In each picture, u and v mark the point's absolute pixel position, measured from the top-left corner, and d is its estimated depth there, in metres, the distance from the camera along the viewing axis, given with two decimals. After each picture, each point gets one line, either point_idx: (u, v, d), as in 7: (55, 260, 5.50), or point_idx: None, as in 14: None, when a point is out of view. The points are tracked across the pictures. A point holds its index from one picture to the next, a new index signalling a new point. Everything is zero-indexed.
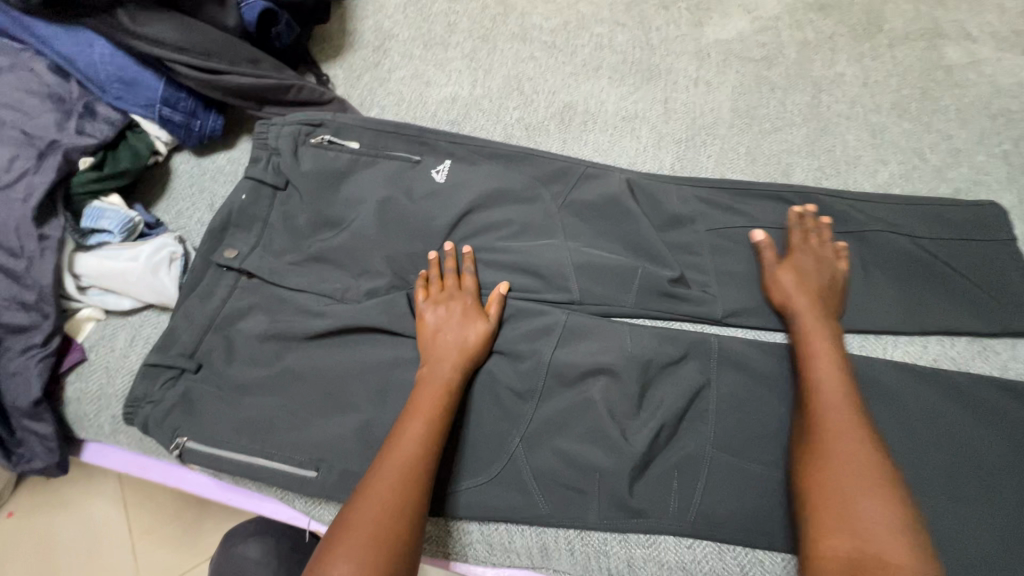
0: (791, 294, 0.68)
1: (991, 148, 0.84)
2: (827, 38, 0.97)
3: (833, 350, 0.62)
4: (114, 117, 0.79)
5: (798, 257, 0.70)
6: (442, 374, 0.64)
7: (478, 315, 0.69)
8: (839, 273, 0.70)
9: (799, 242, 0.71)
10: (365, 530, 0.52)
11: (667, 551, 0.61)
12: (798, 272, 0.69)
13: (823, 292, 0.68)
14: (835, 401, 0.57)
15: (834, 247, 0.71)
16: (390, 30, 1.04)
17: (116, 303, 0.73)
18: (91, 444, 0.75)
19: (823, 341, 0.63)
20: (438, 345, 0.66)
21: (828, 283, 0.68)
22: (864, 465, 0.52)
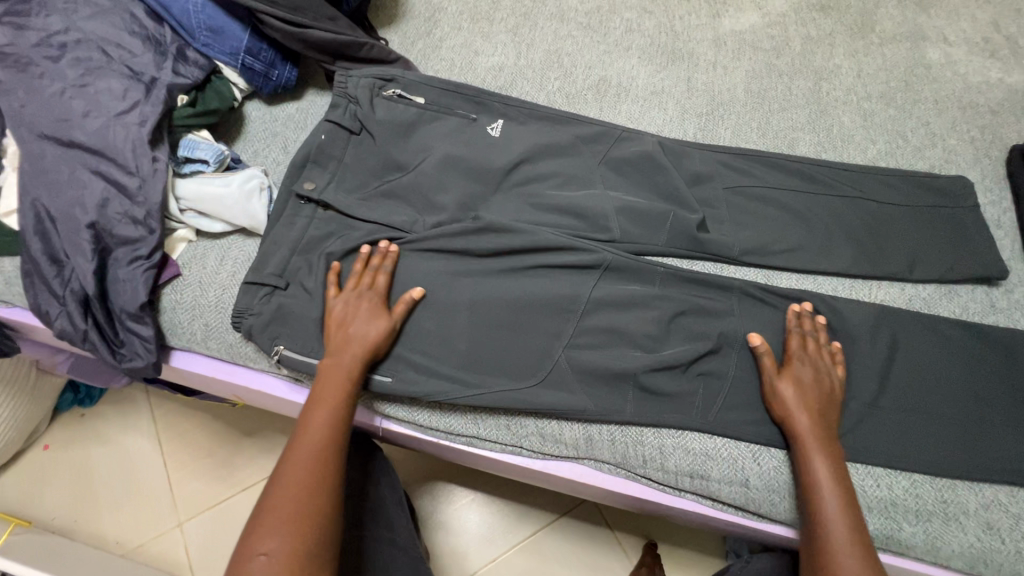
0: (792, 409, 0.69)
1: (962, 134, 0.98)
2: (828, 35, 1.11)
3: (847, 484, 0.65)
4: (202, 62, 0.87)
5: (795, 366, 0.72)
6: (342, 365, 0.71)
7: (384, 312, 0.75)
8: (835, 380, 0.72)
9: (795, 349, 0.73)
10: (280, 517, 0.61)
11: (692, 440, 0.73)
12: (797, 383, 0.71)
13: (833, 405, 0.71)
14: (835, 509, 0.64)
15: (830, 350, 0.74)
16: (438, 3, 1.14)
17: (208, 226, 0.82)
18: (179, 352, 0.83)
19: (830, 472, 0.65)
20: (344, 335, 0.72)
21: (828, 397, 0.71)
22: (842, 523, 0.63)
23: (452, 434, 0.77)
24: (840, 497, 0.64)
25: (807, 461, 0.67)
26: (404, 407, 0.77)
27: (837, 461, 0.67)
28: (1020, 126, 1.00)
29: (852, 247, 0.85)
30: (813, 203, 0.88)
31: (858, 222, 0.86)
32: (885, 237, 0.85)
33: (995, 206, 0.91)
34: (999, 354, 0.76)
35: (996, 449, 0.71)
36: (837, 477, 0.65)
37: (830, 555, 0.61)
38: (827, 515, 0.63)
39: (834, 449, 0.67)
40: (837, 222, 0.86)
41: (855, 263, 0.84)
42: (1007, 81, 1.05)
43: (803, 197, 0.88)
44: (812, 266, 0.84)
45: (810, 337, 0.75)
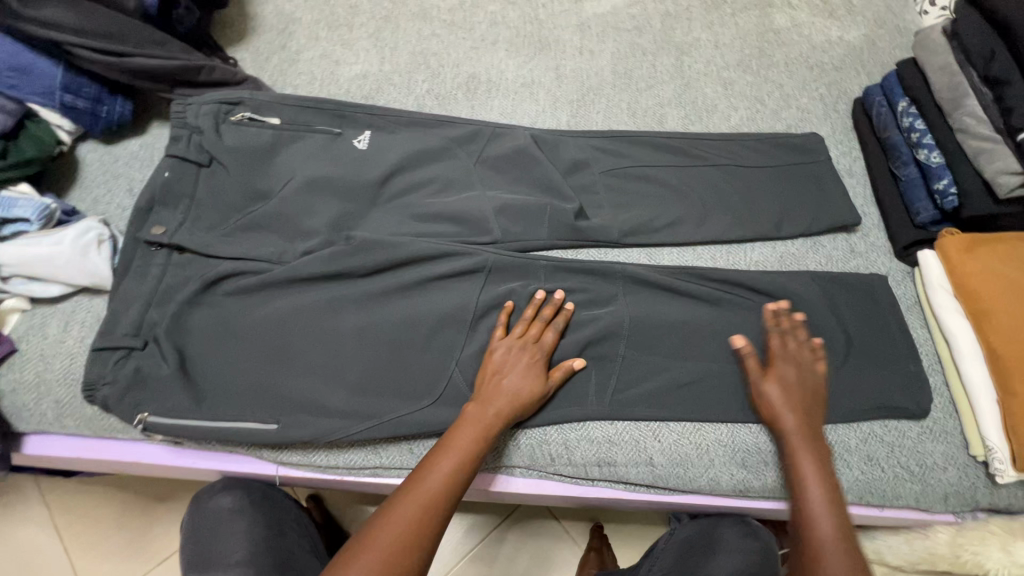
0: (778, 407, 0.69)
1: (812, 92, 1.05)
2: (684, 10, 1.14)
3: (830, 480, 0.64)
4: (9, 107, 0.75)
5: (778, 364, 0.72)
6: (488, 415, 0.67)
7: (543, 371, 0.71)
8: (818, 376, 0.72)
9: (777, 349, 0.73)
10: None
11: (594, 429, 0.73)
12: (782, 380, 0.70)
13: (811, 401, 0.70)
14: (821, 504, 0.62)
15: (811, 347, 0.74)
16: (291, 14, 1.08)
17: (42, 291, 0.73)
18: (32, 436, 0.74)
19: (816, 468, 0.64)
20: (496, 386, 0.69)
21: (811, 396, 0.70)
22: (828, 518, 0.61)
23: (356, 469, 0.73)
24: (826, 494, 0.63)
25: (791, 456, 0.66)
26: (302, 452, 0.71)
27: (822, 458, 0.66)
28: (861, 79, 1.07)
29: (726, 215, 0.88)
30: (686, 177, 0.90)
31: (727, 189, 0.89)
32: (753, 200, 0.89)
33: (846, 157, 0.97)
34: (860, 297, 0.82)
35: (869, 386, 0.76)
36: (821, 476, 0.64)
37: (815, 561, 0.58)
38: (810, 506, 0.62)
39: (818, 445, 0.67)
40: (709, 192, 0.89)
41: (730, 229, 0.87)
42: (846, 38, 1.12)
43: (676, 172, 0.90)
44: (690, 238, 0.86)
45: (790, 337, 0.74)
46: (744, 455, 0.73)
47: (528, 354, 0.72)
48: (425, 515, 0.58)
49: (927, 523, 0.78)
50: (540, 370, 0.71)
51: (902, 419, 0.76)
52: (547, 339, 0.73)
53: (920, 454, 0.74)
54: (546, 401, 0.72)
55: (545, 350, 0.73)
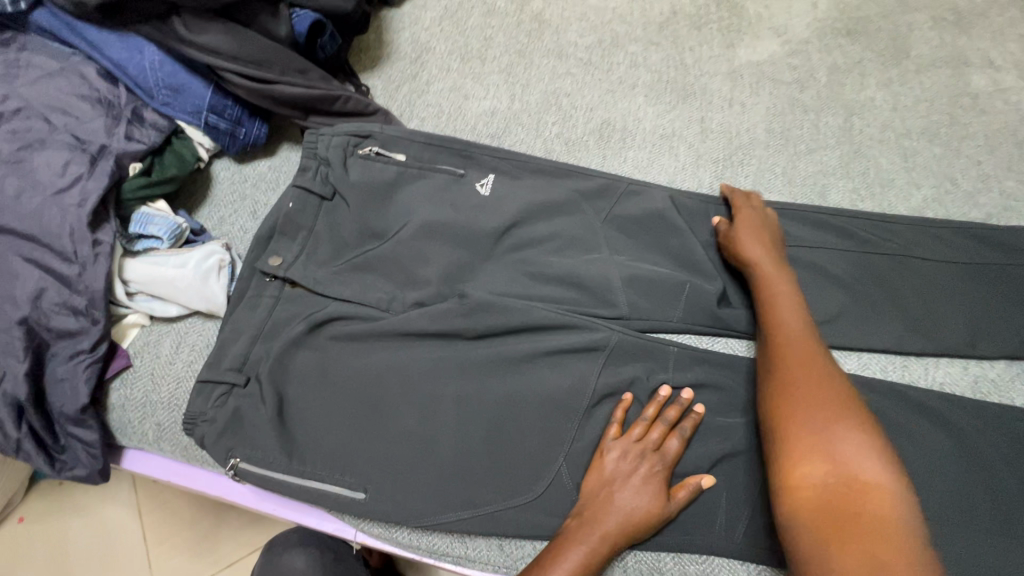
0: (745, 243, 0.71)
1: (1020, 174, 0.86)
2: (857, 63, 1.00)
3: (797, 306, 0.64)
4: (161, 123, 0.79)
5: (744, 212, 0.74)
6: (591, 544, 0.57)
7: (662, 490, 0.60)
8: (770, 221, 0.74)
9: (741, 201, 0.76)
10: None
11: (719, 568, 0.62)
12: (747, 225, 0.72)
13: (771, 240, 0.72)
14: (792, 325, 0.62)
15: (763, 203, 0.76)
16: (426, 43, 1.06)
17: (162, 310, 0.73)
18: (131, 451, 0.74)
19: (782, 292, 0.65)
20: (604, 502, 0.60)
21: (772, 233, 0.73)
22: (801, 336, 0.61)
23: (438, 554, 0.65)
24: (795, 313, 0.63)
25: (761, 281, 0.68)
26: (382, 526, 0.65)
27: (788, 282, 0.67)
28: None
29: (904, 318, 0.73)
30: (855, 267, 0.75)
31: (909, 288, 0.73)
32: (940, 306, 0.73)
33: None
34: None
35: None
36: (787, 294, 0.65)
37: (786, 360, 0.59)
38: (779, 322, 0.63)
39: (782, 272, 0.68)
40: (883, 288, 0.74)
41: (905, 339, 0.72)
42: None
43: (843, 260, 0.75)
44: (857, 343, 0.72)
45: (749, 193, 0.78)
46: None
47: (646, 465, 0.61)
48: None
49: None
50: (662, 488, 0.60)
51: None
52: (671, 449, 0.62)
53: None
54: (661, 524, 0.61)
55: (668, 463, 0.62)
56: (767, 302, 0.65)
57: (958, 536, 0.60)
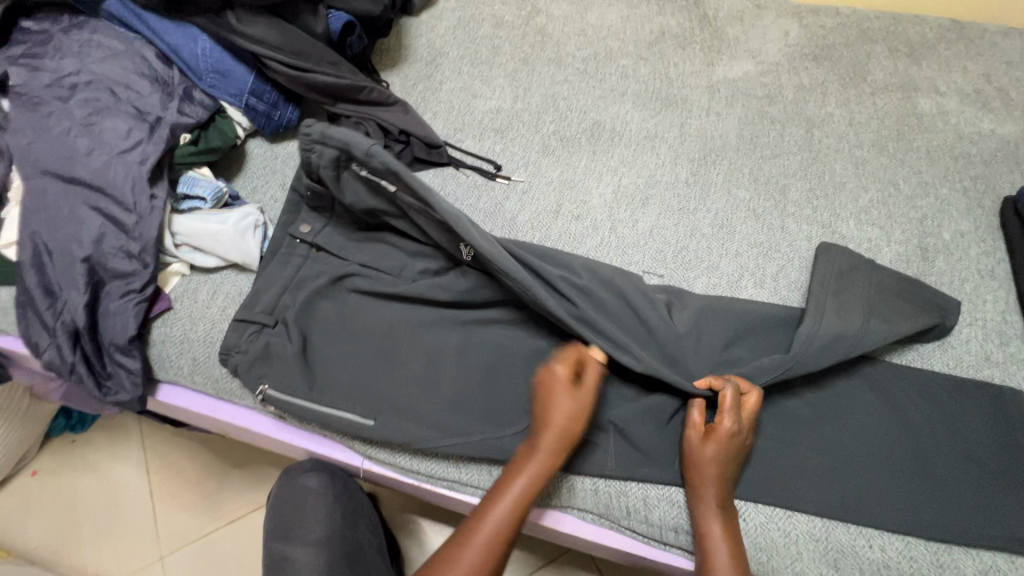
0: (704, 482, 0.66)
1: (954, 183, 0.99)
2: (820, 84, 1.13)
3: (730, 526, 0.65)
4: (207, 103, 0.90)
5: (709, 450, 0.67)
6: (539, 447, 0.65)
7: (589, 393, 0.68)
8: (743, 448, 0.69)
9: (718, 434, 0.67)
10: None
11: (677, 492, 0.71)
12: (715, 450, 0.67)
13: (735, 463, 0.68)
14: (721, 541, 0.64)
15: (741, 443, 0.68)
16: (441, 48, 1.19)
17: (203, 261, 0.83)
18: (166, 385, 0.84)
19: (719, 516, 0.65)
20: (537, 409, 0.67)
21: (739, 465, 0.68)
22: (729, 551, 0.63)
23: (434, 478, 0.75)
24: (725, 532, 0.64)
25: (701, 509, 0.66)
26: (388, 451, 0.75)
27: (728, 508, 0.66)
28: (1013, 176, 1.00)
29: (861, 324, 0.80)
30: (839, 279, 0.81)
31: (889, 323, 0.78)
32: (897, 300, 0.80)
33: (988, 257, 0.90)
34: (992, 411, 0.74)
35: (996, 515, 0.68)
36: (724, 517, 0.65)
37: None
38: (710, 538, 0.64)
39: (726, 487, 0.67)
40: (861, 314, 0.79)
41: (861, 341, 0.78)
42: (999, 132, 1.06)
43: (828, 271, 0.82)
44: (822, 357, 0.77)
45: (734, 436, 0.68)
46: (840, 557, 0.67)
47: (557, 400, 0.66)
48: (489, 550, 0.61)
49: None
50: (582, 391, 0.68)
51: None
52: (559, 376, 0.68)
53: None
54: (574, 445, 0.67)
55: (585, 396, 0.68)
56: (703, 515, 0.65)
57: (881, 476, 0.71)
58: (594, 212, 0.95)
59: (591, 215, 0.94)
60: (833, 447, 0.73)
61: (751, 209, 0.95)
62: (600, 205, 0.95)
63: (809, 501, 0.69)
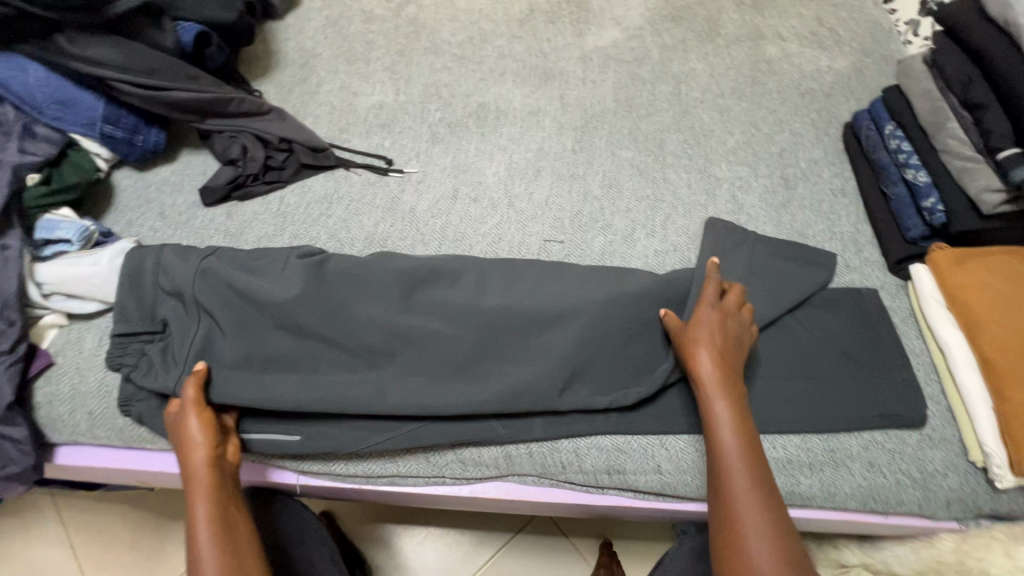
0: (707, 374, 0.70)
1: (804, 118, 1.10)
2: (681, 42, 1.22)
3: (739, 420, 0.68)
4: (54, 137, 0.82)
5: (703, 331, 0.72)
6: (199, 454, 0.66)
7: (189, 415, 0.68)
8: (740, 337, 0.74)
9: (708, 318, 0.73)
10: None
11: (604, 437, 0.75)
12: (710, 337, 0.72)
13: (732, 351, 0.72)
14: (731, 445, 0.67)
15: (733, 325, 0.74)
16: (312, 49, 1.15)
17: (81, 307, 0.77)
18: (64, 447, 0.77)
19: (726, 408, 0.69)
20: (180, 432, 0.68)
21: (736, 351, 0.73)
22: (740, 445, 0.67)
23: (374, 477, 0.75)
24: (734, 421, 0.68)
25: (707, 401, 0.70)
26: (321, 462, 0.75)
27: (735, 400, 0.70)
28: (850, 105, 1.13)
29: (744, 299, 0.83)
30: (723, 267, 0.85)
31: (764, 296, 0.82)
32: (770, 262, 0.86)
33: (839, 177, 1.01)
34: (855, 310, 0.85)
35: (870, 396, 0.78)
36: (733, 412, 0.68)
37: (723, 478, 0.65)
38: (719, 434, 0.68)
39: (730, 382, 0.71)
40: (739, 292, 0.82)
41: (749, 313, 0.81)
42: (834, 67, 1.19)
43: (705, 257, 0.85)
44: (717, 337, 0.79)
45: (721, 318, 0.74)
46: None
47: (192, 475, 0.65)
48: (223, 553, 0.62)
49: (932, 530, 0.80)
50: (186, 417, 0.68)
51: (904, 427, 0.77)
52: (199, 437, 0.67)
53: (920, 461, 0.75)
54: (240, 510, 0.67)
55: (192, 473, 0.66)
56: (710, 417, 0.69)
57: (773, 387, 0.79)
58: (490, 192, 0.97)
59: (488, 194, 0.96)
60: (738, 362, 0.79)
61: (635, 166, 1.01)
62: (495, 184, 0.98)
63: None
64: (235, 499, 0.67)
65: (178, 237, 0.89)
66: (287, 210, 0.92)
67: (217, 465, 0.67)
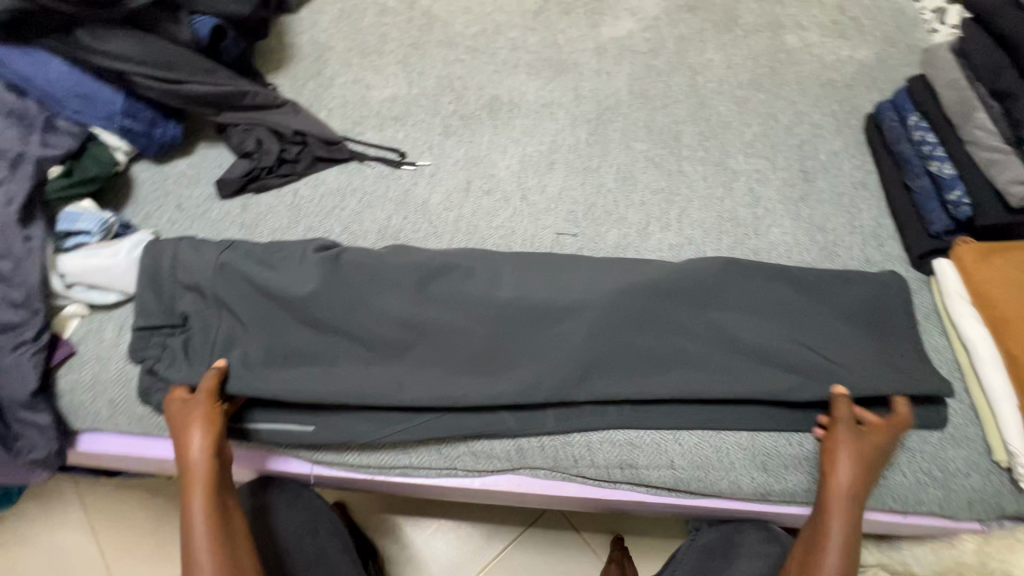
0: (837, 469, 0.69)
1: (824, 109, 1.08)
2: (697, 33, 1.19)
3: (852, 514, 0.67)
4: (75, 130, 0.83)
5: (843, 438, 0.70)
6: (198, 451, 0.67)
7: (196, 407, 0.69)
8: (876, 459, 0.70)
9: (848, 433, 0.70)
10: None
11: (616, 432, 0.75)
12: (849, 445, 0.69)
13: (870, 462, 0.69)
14: (838, 530, 0.67)
15: (877, 449, 0.69)
16: (326, 42, 1.16)
17: (101, 298, 0.78)
18: (86, 434, 0.79)
19: (845, 499, 0.68)
20: (179, 424, 0.69)
21: (873, 469, 0.69)
22: (846, 536, 0.67)
23: (385, 468, 0.76)
24: (848, 515, 0.67)
25: (829, 478, 0.69)
26: (333, 452, 0.75)
27: (858, 498, 0.68)
28: (872, 95, 1.10)
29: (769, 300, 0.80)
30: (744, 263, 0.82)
31: (786, 296, 0.80)
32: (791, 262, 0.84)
33: (860, 170, 0.99)
34: (878, 300, 0.81)
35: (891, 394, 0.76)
36: (852, 502, 0.67)
37: (816, 547, 0.68)
38: (829, 511, 0.68)
39: (863, 482, 0.68)
40: (758, 291, 0.80)
41: (770, 313, 0.79)
42: (856, 57, 1.16)
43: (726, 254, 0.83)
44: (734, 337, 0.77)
45: (865, 443, 0.69)
46: (764, 459, 0.74)
47: (192, 469, 0.67)
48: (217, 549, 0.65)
49: (951, 531, 0.78)
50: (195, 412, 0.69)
51: (929, 428, 0.74)
52: (200, 437, 0.68)
53: (941, 460, 0.74)
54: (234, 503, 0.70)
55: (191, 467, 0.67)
56: (829, 498, 0.68)
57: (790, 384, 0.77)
58: (503, 184, 0.96)
59: (501, 187, 0.96)
60: (763, 352, 0.76)
61: (651, 159, 1.00)
62: (508, 177, 0.97)
63: (735, 418, 0.74)
64: (230, 493, 0.70)
65: (195, 229, 0.90)
66: (301, 202, 0.93)
67: (216, 461, 0.69)
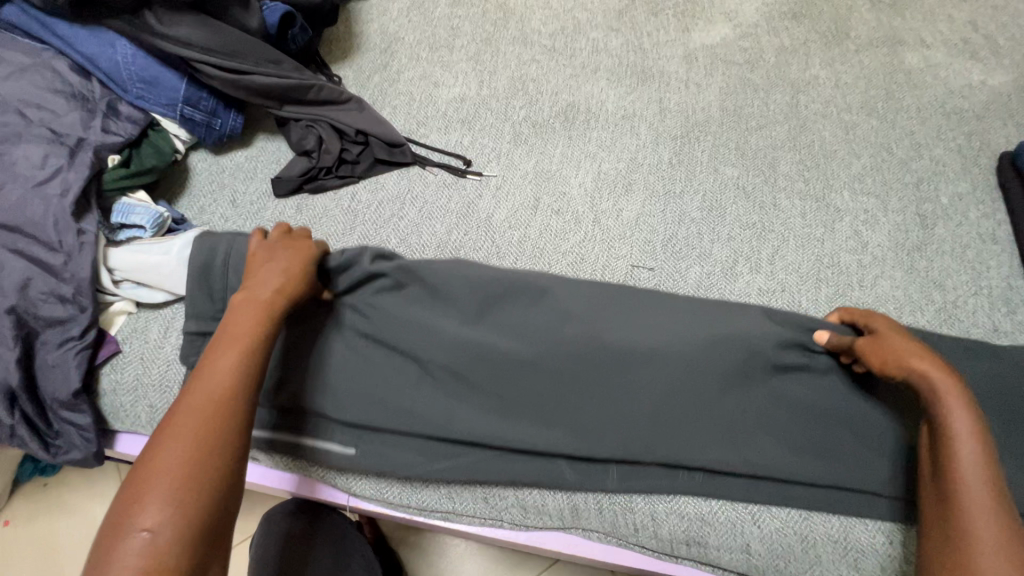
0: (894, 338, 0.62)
1: (948, 142, 0.94)
2: (802, 44, 1.07)
3: (981, 427, 0.56)
4: (136, 116, 0.80)
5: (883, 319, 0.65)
6: (264, 289, 0.60)
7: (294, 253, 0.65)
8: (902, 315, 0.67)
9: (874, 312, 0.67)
10: (167, 478, 0.48)
11: (687, 503, 0.66)
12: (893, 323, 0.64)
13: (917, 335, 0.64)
14: (969, 447, 0.55)
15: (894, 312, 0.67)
16: (395, 33, 1.09)
17: (148, 296, 0.75)
18: (124, 435, 0.77)
19: (962, 406, 0.56)
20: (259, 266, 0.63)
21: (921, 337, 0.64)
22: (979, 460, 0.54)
23: (427, 510, 0.70)
24: (971, 417, 0.56)
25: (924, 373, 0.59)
26: (373, 484, 0.70)
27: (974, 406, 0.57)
28: (1007, 130, 0.95)
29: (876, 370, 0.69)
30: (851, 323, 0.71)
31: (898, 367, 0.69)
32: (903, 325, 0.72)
33: (988, 219, 0.86)
34: (1009, 383, 0.69)
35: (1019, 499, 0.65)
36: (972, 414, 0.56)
37: (950, 465, 0.55)
38: (949, 422, 0.56)
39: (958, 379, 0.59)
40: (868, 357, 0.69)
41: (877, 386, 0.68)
42: (990, 83, 1.01)
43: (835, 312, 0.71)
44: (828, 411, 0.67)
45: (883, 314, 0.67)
46: (858, 557, 0.64)
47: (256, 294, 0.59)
48: (225, 399, 0.52)
49: None
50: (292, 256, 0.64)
51: None
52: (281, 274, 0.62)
53: None
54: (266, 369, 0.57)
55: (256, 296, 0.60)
56: (940, 414, 0.57)
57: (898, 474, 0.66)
58: (575, 204, 0.88)
59: (572, 207, 0.88)
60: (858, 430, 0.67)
61: (741, 187, 0.89)
62: (580, 196, 0.88)
63: (824, 504, 0.65)
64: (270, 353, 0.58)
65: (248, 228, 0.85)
66: (358, 207, 0.88)
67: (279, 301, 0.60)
